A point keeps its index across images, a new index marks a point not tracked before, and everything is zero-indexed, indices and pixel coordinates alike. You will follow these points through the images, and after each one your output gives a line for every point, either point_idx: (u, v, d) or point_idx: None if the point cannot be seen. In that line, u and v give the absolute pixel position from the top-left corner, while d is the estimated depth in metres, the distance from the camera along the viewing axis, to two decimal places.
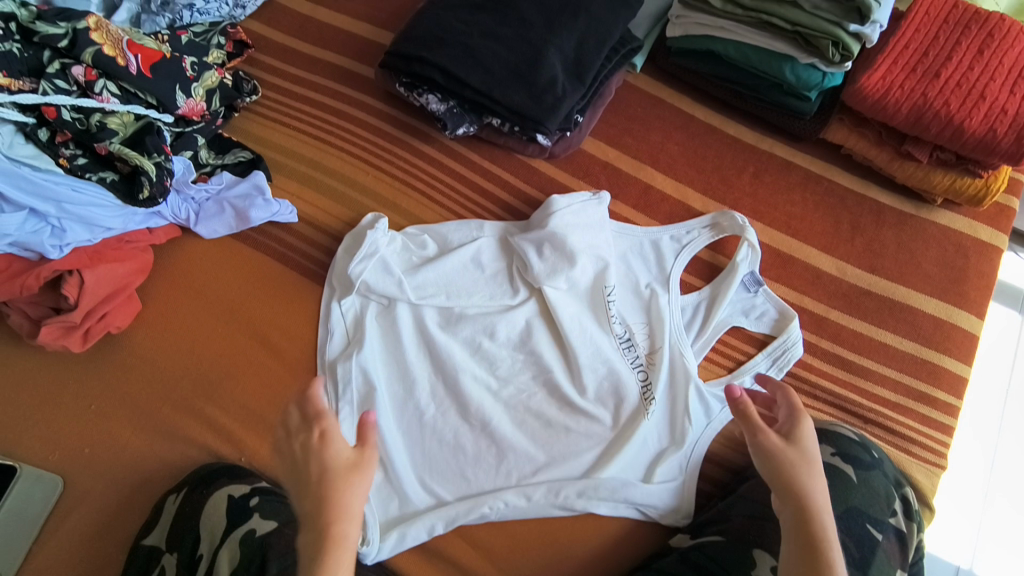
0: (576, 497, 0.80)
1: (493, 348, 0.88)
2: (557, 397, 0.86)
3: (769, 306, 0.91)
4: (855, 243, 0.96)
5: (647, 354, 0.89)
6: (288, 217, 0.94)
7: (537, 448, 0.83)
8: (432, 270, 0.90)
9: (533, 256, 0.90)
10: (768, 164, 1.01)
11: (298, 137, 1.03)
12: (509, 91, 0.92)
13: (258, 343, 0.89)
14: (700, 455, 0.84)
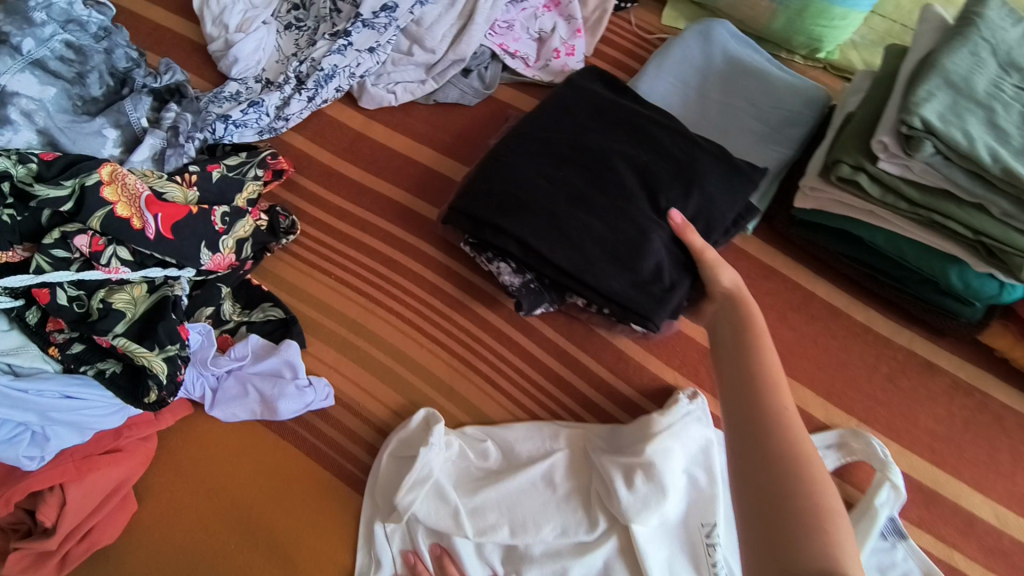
0: None
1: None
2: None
3: (913, 567, 0.73)
4: (1016, 480, 0.77)
5: None
6: (324, 402, 0.78)
7: None
8: (494, 493, 0.73)
9: (622, 487, 0.71)
10: (906, 364, 0.83)
11: (339, 288, 0.86)
12: (606, 274, 0.73)
13: (274, 567, 0.72)
14: None
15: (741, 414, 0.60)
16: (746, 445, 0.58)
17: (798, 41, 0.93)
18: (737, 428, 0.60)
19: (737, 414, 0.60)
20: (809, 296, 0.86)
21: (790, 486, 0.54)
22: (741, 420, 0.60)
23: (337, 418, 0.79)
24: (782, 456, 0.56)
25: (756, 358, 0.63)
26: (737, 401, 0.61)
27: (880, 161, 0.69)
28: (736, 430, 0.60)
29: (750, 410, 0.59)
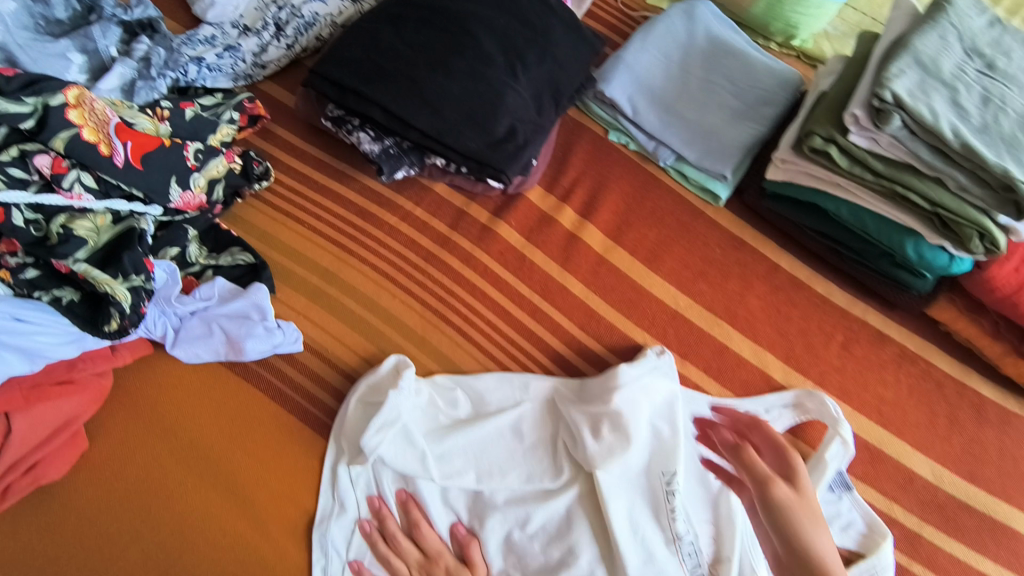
0: None
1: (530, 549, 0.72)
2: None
3: (856, 516, 0.77)
4: (951, 440, 0.83)
5: (710, 563, 0.74)
6: (293, 345, 0.77)
7: None
8: (466, 441, 0.74)
9: (588, 435, 0.74)
10: (860, 334, 0.87)
11: (312, 238, 0.84)
12: (463, 135, 0.77)
13: (235, 507, 0.72)
14: None
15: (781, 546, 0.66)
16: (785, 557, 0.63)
17: (773, 28, 0.98)
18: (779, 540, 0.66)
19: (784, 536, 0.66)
20: (774, 267, 0.89)
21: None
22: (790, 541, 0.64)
23: (306, 365, 0.77)
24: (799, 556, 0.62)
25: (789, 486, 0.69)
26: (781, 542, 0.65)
27: (851, 133, 0.72)
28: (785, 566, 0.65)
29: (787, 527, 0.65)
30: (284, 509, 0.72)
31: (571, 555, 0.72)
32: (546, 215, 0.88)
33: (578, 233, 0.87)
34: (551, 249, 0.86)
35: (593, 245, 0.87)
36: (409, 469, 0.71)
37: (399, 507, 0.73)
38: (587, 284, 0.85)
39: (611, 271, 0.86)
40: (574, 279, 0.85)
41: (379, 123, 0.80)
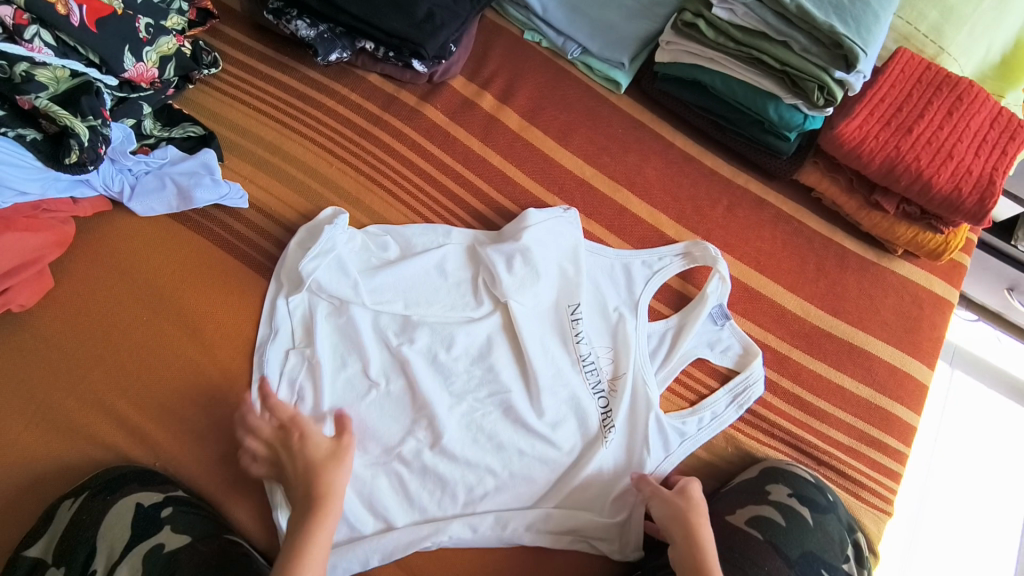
0: (524, 530, 0.78)
1: (452, 366, 0.82)
2: (512, 415, 0.81)
3: (734, 341, 0.91)
4: (819, 284, 0.97)
5: (610, 380, 0.86)
6: (238, 201, 0.87)
7: (489, 471, 0.79)
8: (394, 274, 0.84)
9: (502, 268, 0.85)
10: (742, 199, 1.00)
11: (257, 118, 0.94)
12: (386, 15, 0.89)
13: (187, 334, 0.80)
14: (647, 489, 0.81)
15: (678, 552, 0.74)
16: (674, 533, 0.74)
17: None
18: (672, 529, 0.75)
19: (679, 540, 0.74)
20: (668, 145, 1.02)
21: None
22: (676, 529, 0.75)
23: (250, 220, 0.87)
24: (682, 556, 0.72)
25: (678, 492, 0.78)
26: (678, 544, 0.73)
27: (713, 6, 0.86)
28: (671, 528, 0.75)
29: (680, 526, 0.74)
30: (231, 336, 0.81)
31: (488, 369, 0.83)
32: (468, 100, 0.99)
33: (496, 114, 0.99)
34: (472, 127, 0.98)
35: (510, 124, 0.99)
36: (342, 295, 0.82)
37: (332, 333, 0.81)
38: (504, 156, 0.96)
39: (526, 146, 0.98)
40: (492, 152, 0.96)
41: (313, 9, 0.91)
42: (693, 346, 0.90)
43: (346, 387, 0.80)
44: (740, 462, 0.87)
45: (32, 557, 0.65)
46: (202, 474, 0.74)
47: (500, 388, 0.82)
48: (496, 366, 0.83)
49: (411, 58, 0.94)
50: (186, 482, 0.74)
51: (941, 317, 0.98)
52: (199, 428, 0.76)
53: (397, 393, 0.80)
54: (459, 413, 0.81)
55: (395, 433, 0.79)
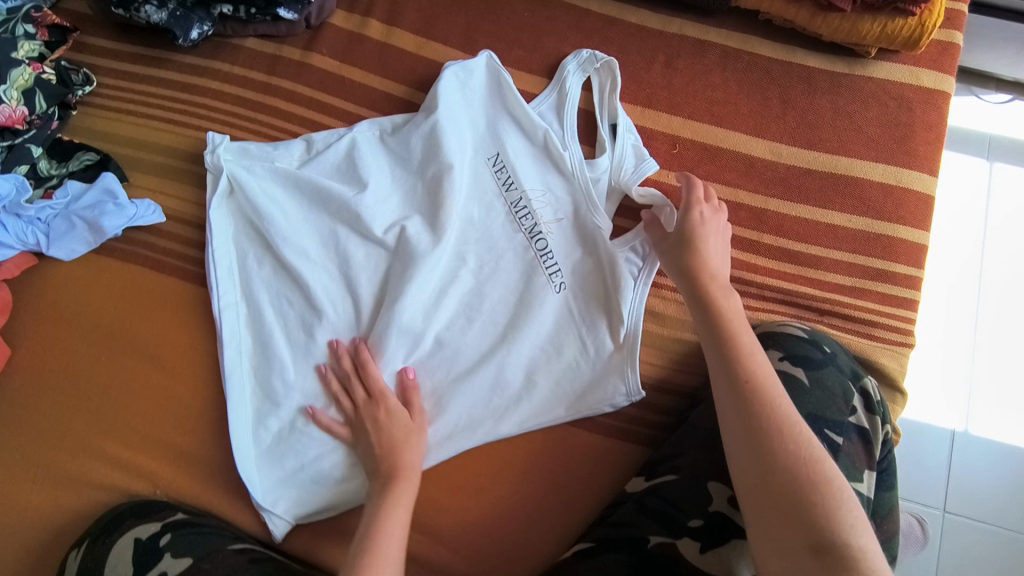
0: (433, 376, 0.79)
1: (330, 163, 0.84)
2: (580, 385, 0.78)
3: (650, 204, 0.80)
4: (787, 119, 0.85)
5: (548, 221, 0.81)
6: (153, 218, 0.84)
7: (423, 316, 0.79)
8: (244, 183, 0.82)
9: (365, 193, 0.81)
10: (679, 48, 0.88)
11: (148, 125, 0.89)
12: None
13: (148, 363, 0.81)
14: (577, 391, 0.78)
15: (760, 459, 0.57)
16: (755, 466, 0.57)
17: None
18: (727, 391, 0.62)
19: (749, 460, 0.58)
20: (585, 13, 0.90)
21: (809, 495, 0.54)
22: (750, 443, 0.58)
23: (172, 232, 0.85)
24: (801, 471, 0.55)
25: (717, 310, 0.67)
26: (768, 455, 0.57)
27: None
28: (742, 424, 0.59)
29: (756, 442, 0.58)
30: (190, 353, 0.81)
31: (373, 240, 0.82)
32: (355, 34, 0.91)
33: (387, 40, 0.90)
34: (367, 62, 0.89)
35: (405, 46, 0.90)
36: (281, 394, 0.79)
37: (300, 486, 0.77)
38: (405, 82, 0.88)
39: (428, 65, 0.89)
40: (395, 83, 0.88)
41: None
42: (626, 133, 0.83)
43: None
44: None
45: None
46: (202, 491, 0.77)
47: (471, 257, 0.81)
48: (506, 284, 0.80)
49: (274, 6, 0.86)
50: (193, 501, 0.77)
51: (937, 113, 0.85)
52: (187, 447, 0.78)
53: (502, 383, 0.78)
54: (544, 368, 0.79)
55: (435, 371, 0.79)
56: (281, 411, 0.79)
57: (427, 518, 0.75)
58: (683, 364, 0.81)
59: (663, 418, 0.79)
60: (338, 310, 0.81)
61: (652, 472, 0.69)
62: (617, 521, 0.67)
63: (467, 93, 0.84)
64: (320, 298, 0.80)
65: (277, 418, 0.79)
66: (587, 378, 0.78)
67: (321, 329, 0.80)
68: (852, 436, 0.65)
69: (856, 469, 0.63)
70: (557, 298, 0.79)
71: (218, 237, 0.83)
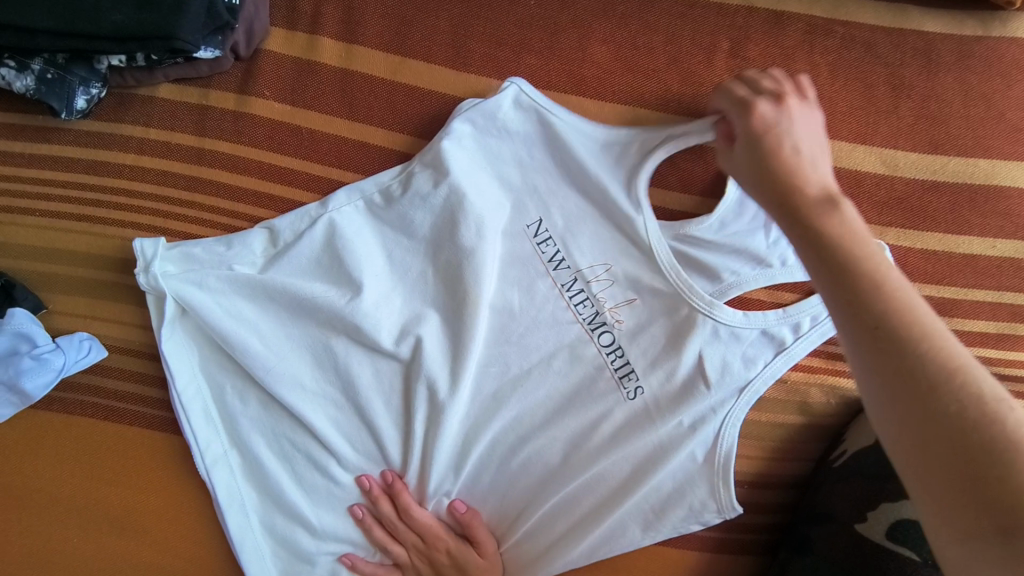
0: (483, 503, 0.66)
1: (307, 256, 0.63)
2: (671, 507, 0.62)
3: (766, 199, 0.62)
4: (901, 113, 0.63)
5: (614, 306, 0.63)
6: (92, 357, 0.65)
7: (462, 442, 0.64)
8: (198, 305, 0.62)
9: (361, 296, 0.62)
10: (747, 26, 0.65)
11: (54, 225, 0.67)
12: (102, 9, 0.57)
13: (130, 537, 0.66)
14: (668, 514, 0.62)
15: (938, 468, 0.38)
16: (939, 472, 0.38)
17: None
18: (864, 366, 0.42)
19: (920, 475, 0.39)
20: None
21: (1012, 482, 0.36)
22: (915, 443, 0.39)
23: (121, 367, 0.66)
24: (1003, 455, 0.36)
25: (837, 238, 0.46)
26: (935, 455, 0.38)
27: None
28: (891, 413, 0.40)
29: (930, 429, 0.38)
30: (178, 518, 0.66)
31: (381, 353, 0.63)
32: (303, 61, 0.66)
33: (349, 65, 0.66)
34: (327, 103, 0.66)
35: (374, 72, 0.66)
36: (312, 550, 0.66)
37: None
38: (384, 125, 0.65)
39: (410, 96, 0.65)
40: (371, 128, 0.65)
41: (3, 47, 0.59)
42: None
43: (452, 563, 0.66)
44: (849, 413, 0.65)
45: None
46: None
47: (496, 350, 0.64)
48: (564, 388, 0.64)
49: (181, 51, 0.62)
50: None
51: None
52: None
53: (568, 507, 0.64)
54: (621, 486, 0.63)
55: (487, 500, 0.66)
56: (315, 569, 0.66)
57: None
58: (788, 452, 0.65)
59: (767, 519, 0.65)
60: (353, 445, 0.65)
61: None
62: None
63: (479, 145, 0.63)
64: (331, 437, 0.64)
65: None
66: (679, 499, 0.62)
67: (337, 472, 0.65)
68: None
69: None
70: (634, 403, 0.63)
71: (181, 381, 0.63)
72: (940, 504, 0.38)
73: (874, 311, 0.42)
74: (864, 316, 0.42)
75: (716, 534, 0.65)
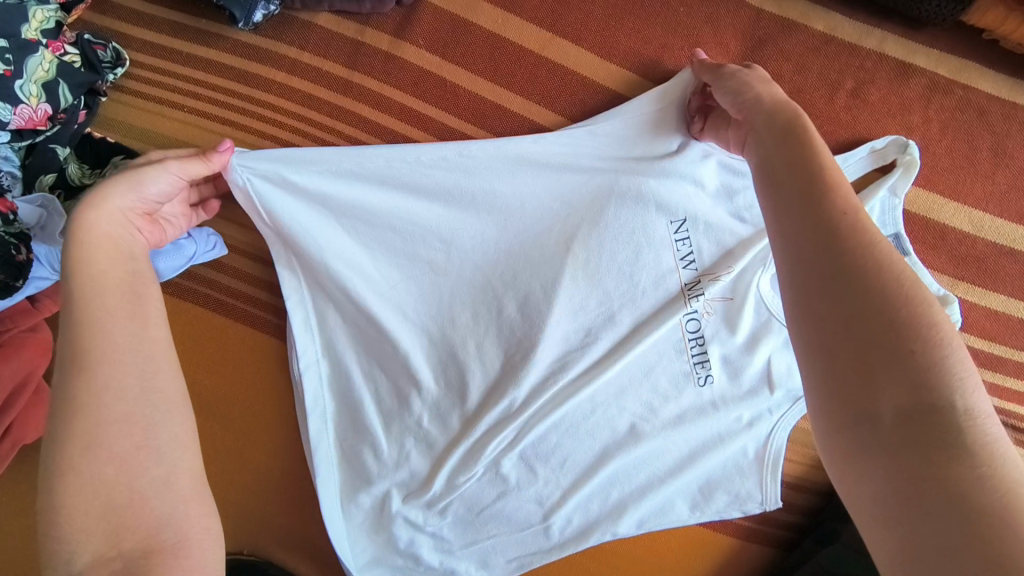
0: (543, 465, 0.68)
1: (442, 179, 0.65)
2: (717, 492, 0.70)
3: None
4: (996, 180, 0.69)
5: (706, 300, 0.68)
6: (215, 253, 0.69)
7: (539, 397, 0.67)
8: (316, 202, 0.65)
9: (478, 228, 0.67)
10: (875, 72, 0.69)
11: (200, 124, 0.72)
12: None
13: (219, 421, 0.71)
14: (715, 495, 0.70)
15: (853, 348, 0.37)
16: (837, 328, 0.37)
17: None
18: (802, 240, 0.39)
19: (837, 358, 0.37)
20: (760, 12, 0.69)
21: (926, 377, 0.35)
22: (842, 307, 0.37)
23: (237, 268, 0.71)
24: (914, 332, 0.36)
25: (796, 134, 0.45)
26: (858, 347, 0.36)
27: None
28: (813, 299, 0.38)
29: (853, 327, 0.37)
30: (265, 414, 0.72)
31: (483, 292, 0.68)
32: (459, 17, 0.70)
33: (501, 33, 0.70)
34: (474, 62, 0.70)
35: (523, 41, 0.70)
36: (373, 472, 0.69)
37: (396, 564, 0.71)
38: (523, 93, 0.70)
39: (552, 72, 0.70)
40: (510, 95, 0.70)
41: None
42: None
43: (496, 516, 0.69)
44: None
45: None
46: (291, 553, 0.75)
47: (593, 313, 0.67)
48: (642, 366, 0.68)
49: None
50: (281, 562, 0.75)
51: None
52: (271, 511, 0.73)
53: (623, 478, 0.69)
54: (675, 463, 0.69)
55: (549, 461, 0.68)
56: (371, 490, 0.69)
57: None
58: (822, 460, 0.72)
59: (791, 517, 0.72)
60: (435, 376, 0.68)
61: None
62: None
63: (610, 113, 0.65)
64: (418, 363, 0.68)
65: (367, 492, 0.69)
66: (730, 489, 0.70)
67: (410, 399, 0.68)
68: None
69: None
70: (705, 391, 0.69)
71: (283, 276, 0.68)
72: (850, 390, 0.36)
73: (801, 204, 0.41)
74: (799, 183, 0.41)
75: (750, 521, 0.72)
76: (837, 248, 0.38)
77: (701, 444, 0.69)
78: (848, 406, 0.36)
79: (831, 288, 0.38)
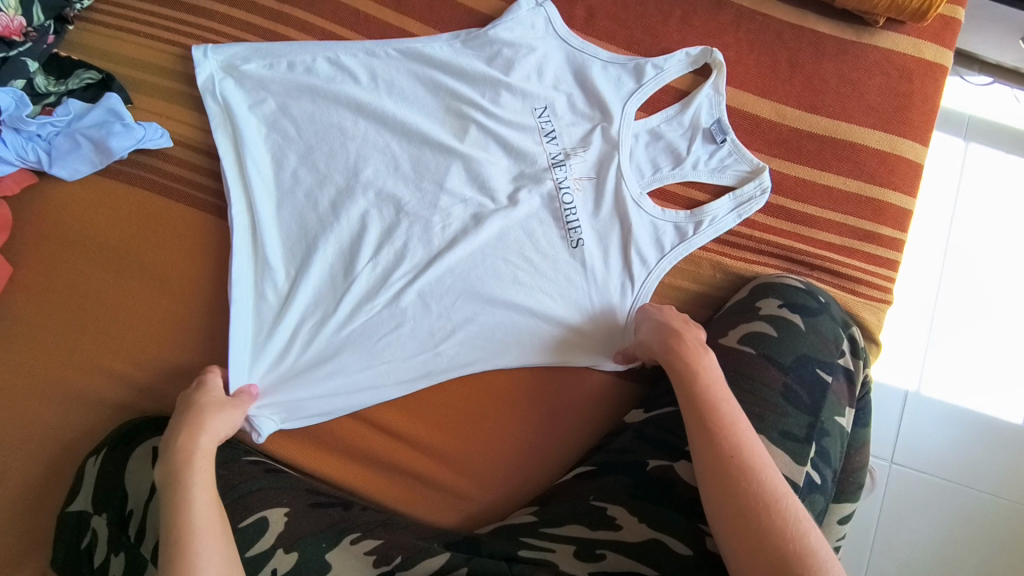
0: (439, 301, 0.82)
1: (356, 74, 0.86)
2: (583, 330, 0.83)
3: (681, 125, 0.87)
4: (793, 81, 0.88)
5: (576, 174, 0.85)
6: (160, 142, 0.83)
7: (432, 240, 0.83)
8: (252, 82, 0.84)
9: (382, 108, 0.85)
10: (696, 4, 0.90)
11: (152, 45, 0.86)
12: None
13: (157, 286, 0.82)
14: (584, 336, 0.83)
15: (729, 499, 0.59)
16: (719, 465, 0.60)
17: None
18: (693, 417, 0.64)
19: (721, 478, 0.60)
20: None
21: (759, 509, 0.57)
22: (718, 480, 0.60)
23: (180, 157, 0.84)
24: (752, 495, 0.58)
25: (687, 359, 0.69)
26: (728, 489, 0.59)
27: None
28: (707, 459, 0.61)
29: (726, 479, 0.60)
30: (199, 279, 0.82)
31: (387, 158, 0.84)
32: None
33: None
34: None
35: None
36: (280, 302, 0.80)
37: (303, 385, 0.79)
38: (422, 21, 0.89)
39: (445, 5, 0.89)
40: (412, 22, 0.89)
41: None
42: (706, 123, 0.87)
43: (394, 343, 0.81)
44: (731, 285, 0.86)
45: (73, 513, 0.75)
46: None
47: (478, 181, 0.84)
48: (518, 221, 0.84)
49: None
50: None
51: (933, 85, 0.88)
52: (199, 369, 0.81)
53: (507, 315, 0.82)
54: (549, 305, 0.82)
55: (442, 296, 0.82)
56: (285, 320, 0.79)
57: (438, 441, 0.82)
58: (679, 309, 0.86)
59: None
60: (345, 226, 0.82)
61: (652, 406, 0.80)
62: (620, 449, 0.77)
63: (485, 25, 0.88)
64: (329, 209, 0.83)
65: (282, 321, 0.79)
66: (597, 330, 0.83)
67: (322, 242, 0.82)
68: (839, 376, 0.76)
69: (840, 404, 0.74)
70: (574, 243, 0.83)
71: (219, 138, 0.83)
72: (724, 492, 0.59)
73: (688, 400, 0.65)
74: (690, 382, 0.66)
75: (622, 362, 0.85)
76: (708, 424, 0.63)
77: (568, 286, 0.83)
78: (723, 516, 0.59)
79: (708, 449, 0.62)
